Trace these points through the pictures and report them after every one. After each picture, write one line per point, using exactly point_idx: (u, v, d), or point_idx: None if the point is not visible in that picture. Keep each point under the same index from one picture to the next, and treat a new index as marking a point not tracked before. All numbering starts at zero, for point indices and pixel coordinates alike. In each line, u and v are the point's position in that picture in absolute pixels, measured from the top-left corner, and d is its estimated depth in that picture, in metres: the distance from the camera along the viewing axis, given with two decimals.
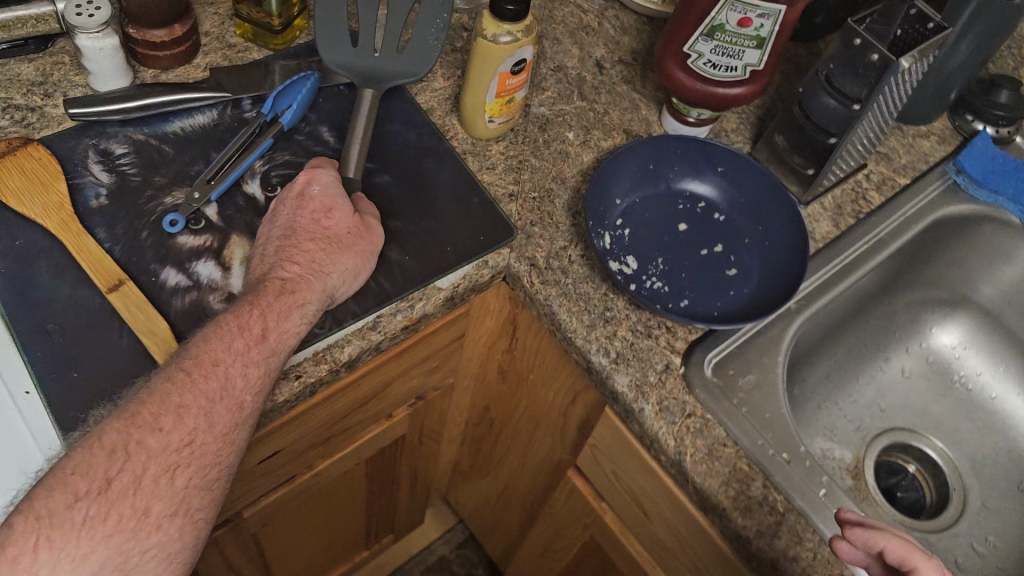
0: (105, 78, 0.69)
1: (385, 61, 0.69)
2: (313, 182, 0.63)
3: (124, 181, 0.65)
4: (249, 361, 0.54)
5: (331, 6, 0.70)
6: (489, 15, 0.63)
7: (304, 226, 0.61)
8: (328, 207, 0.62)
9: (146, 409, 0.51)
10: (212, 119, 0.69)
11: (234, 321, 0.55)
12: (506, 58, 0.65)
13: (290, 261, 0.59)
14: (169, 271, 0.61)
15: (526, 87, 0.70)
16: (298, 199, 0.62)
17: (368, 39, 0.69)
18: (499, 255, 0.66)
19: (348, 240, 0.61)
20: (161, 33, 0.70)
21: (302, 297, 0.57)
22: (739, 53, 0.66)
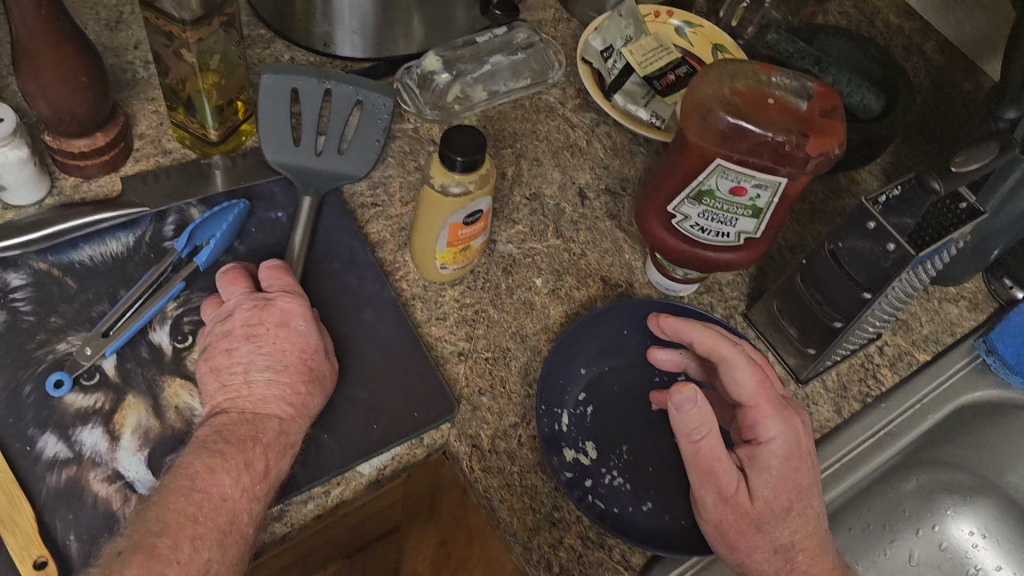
0: (16, 192, 0.61)
1: (326, 161, 0.64)
2: (300, 314, 0.55)
3: (15, 321, 0.56)
4: (253, 495, 0.49)
5: (274, 94, 0.65)
6: (438, 164, 0.54)
7: (293, 363, 0.54)
8: (312, 346, 0.55)
9: (163, 541, 0.45)
10: (126, 246, 0.60)
11: (239, 450, 0.49)
12: (457, 210, 0.56)
13: (275, 402, 0.52)
14: (49, 438, 0.53)
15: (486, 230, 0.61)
16: (284, 330, 0.54)
17: (311, 139, 0.64)
18: (437, 431, 0.58)
19: (325, 384, 0.55)
20: (84, 142, 0.62)
21: (293, 433, 0.52)
22: (732, 220, 0.56)
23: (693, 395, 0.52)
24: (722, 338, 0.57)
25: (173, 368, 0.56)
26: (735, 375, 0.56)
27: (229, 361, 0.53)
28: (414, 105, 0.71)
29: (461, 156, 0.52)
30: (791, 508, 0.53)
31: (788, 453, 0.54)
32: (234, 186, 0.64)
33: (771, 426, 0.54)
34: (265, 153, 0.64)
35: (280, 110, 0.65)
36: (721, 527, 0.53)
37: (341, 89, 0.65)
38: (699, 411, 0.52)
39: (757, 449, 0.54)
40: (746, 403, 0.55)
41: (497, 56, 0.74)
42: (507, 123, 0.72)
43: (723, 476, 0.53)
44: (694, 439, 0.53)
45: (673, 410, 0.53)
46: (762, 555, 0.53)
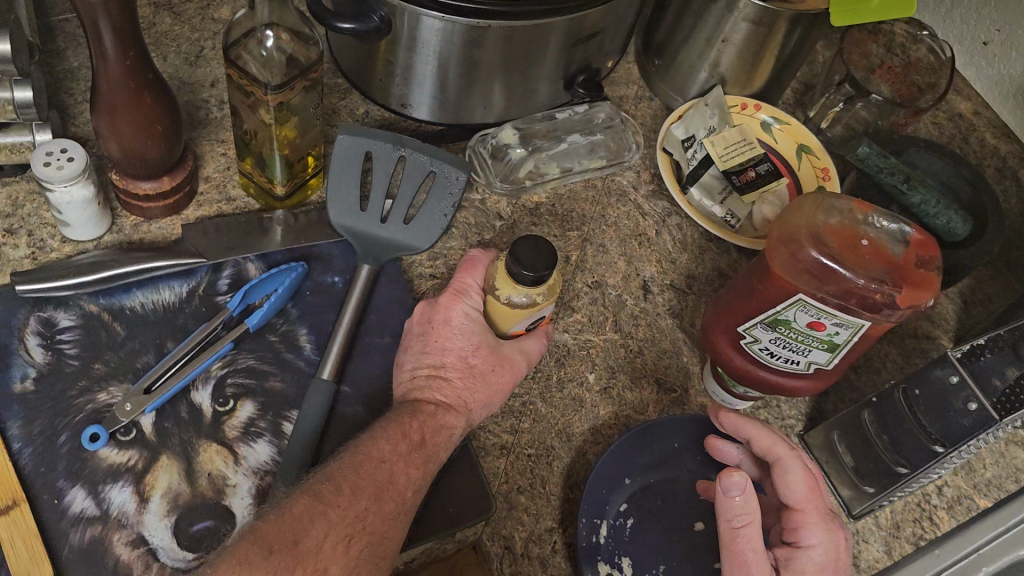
0: (78, 228, 0.60)
1: (388, 230, 0.63)
2: (461, 312, 0.56)
3: (59, 364, 0.55)
4: (411, 463, 0.51)
5: (347, 159, 0.64)
6: (504, 278, 0.53)
7: (450, 360, 0.56)
8: (474, 344, 0.56)
9: (327, 486, 0.48)
10: (179, 296, 0.59)
11: (398, 424, 0.52)
12: (525, 313, 0.55)
13: (434, 392, 0.54)
14: (78, 492, 0.52)
15: (546, 333, 0.60)
16: (445, 328, 0.56)
17: (378, 203, 0.63)
18: (471, 528, 0.56)
19: (488, 378, 0.56)
20: (150, 185, 0.61)
21: (452, 422, 0.54)
22: (805, 349, 0.53)
23: (741, 482, 0.49)
24: (780, 439, 0.54)
25: (210, 431, 0.55)
26: (787, 476, 0.53)
27: (403, 357, 0.57)
28: (485, 176, 0.70)
29: (531, 275, 0.50)
30: None
31: (826, 564, 0.50)
32: (293, 244, 0.62)
33: (814, 533, 0.51)
34: (329, 214, 0.63)
35: (351, 173, 0.64)
36: None
37: (415, 158, 0.64)
38: (747, 502, 0.49)
39: (794, 552, 0.51)
40: (792, 506, 0.52)
41: (574, 136, 0.73)
42: (575, 204, 0.71)
43: (754, 570, 0.49)
44: (734, 524, 0.50)
45: (720, 495, 0.50)
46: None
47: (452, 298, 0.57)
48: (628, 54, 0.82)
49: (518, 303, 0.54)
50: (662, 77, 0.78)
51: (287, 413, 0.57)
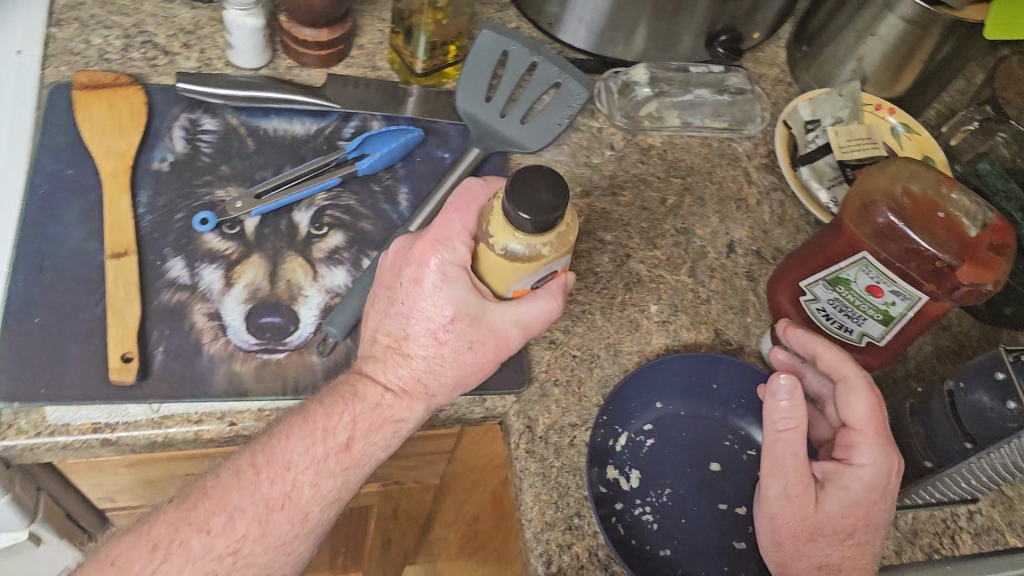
0: (241, 54, 0.68)
1: (505, 125, 0.68)
2: (436, 273, 0.51)
3: (194, 157, 0.63)
4: (323, 470, 0.51)
5: (483, 53, 0.69)
6: (503, 222, 0.47)
7: (417, 330, 0.52)
8: (447, 317, 0.52)
9: (205, 506, 0.50)
10: (307, 131, 0.66)
11: (324, 417, 0.52)
12: (528, 267, 0.49)
13: (386, 372, 0.53)
14: (177, 261, 0.59)
15: (558, 292, 0.54)
16: (415, 290, 0.52)
17: (502, 100, 0.68)
18: (501, 400, 0.60)
19: (461, 358, 0.53)
20: (310, 33, 0.68)
21: (405, 412, 0.53)
22: (860, 318, 0.54)
23: (791, 388, 0.52)
24: (845, 358, 0.54)
25: (301, 246, 0.61)
26: (845, 396, 0.53)
27: (368, 320, 0.55)
28: (609, 106, 0.74)
29: (541, 220, 0.44)
30: (853, 534, 0.51)
31: (873, 484, 0.51)
32: (420, 115, 0.68)
33: (866, 452, 0.52)
34: (457, 98, 0.68)
35: (484, 66, 0.69)
36: (776, 521, 0.52)
37: (545, 66, 0.69)
38: (795, 406, 0.52)
39: (842, 468, 0.52)
40: (849, 425, 0.53)
41: (702, 90, 0.76)
42: (686, 156, 0.74)
43: (791, 473, 0.51)
44: (780, 430, 0.52)
45: (768, 399, 0.52)
46: (802, 565, 0.51)
47: (430, 246, 0.51)
48: (780, 39, 0.84)
49: (518, 259, 0.48)
50: (807, 65, 0.79)
51: (370, 252, 0.62)
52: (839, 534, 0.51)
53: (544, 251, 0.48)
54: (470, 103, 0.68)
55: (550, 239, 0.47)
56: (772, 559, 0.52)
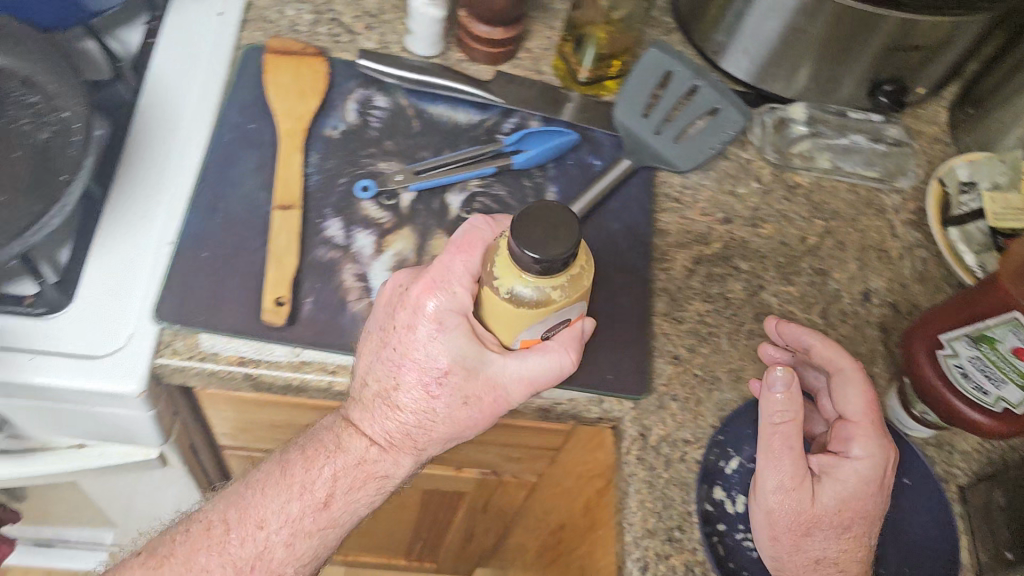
0: (418, 42, 0.72)
1: (659, 143, 0.70)
2: (428, 325, 0.51)
3: (362, 129, 0.67)
4: (298, 531, 0.56)
5: (647, 70, 0.70)
6: (511, 263, 0.47)
7: (410, 373, 0.53)
8: (440, 368, 0.52)
9: (174, 564, 0.56)
10: (469, 120, 0.69)
11: (301, 471, 0.56)
12: (534, 315, 0.48)
13: (370, 423, 0.55)
14: (335, 222, 0.62)
15: (576, 343, 0.52)
16: (408, 336, 0.52)
17: (659, 118, 0.69)
18: (618, 404, 0.61)
19: (456, 412, 0.53)
20: (485, 29, 0.71)
21: (391, 468, 0.56)
22: (999, 381, 0.53)
23: (787, 379, 0.53)
24: (839, 351, 0.57)
25: (450, 227, 0.64)
26: (842, 391, 0.56)
27: (361, 359, 0.55)
28: (761, 139, 0.75)
29: (546, 262, 0.44)
30: (850, 527, 0.52)
31: (869, 476, 0.52)
32: (577, 121, 0.70)
33: (861, 445, 0.53)
34: (616, 110, 0.70)
35: (646, 83, 0.70)
36: (773, 514, 0.52)
37: (705, 91, 0.70)
38: (790, 398, 0.53)
39: (840, 461, 0.53)
40: (847, 419, 0.55)
41: (858, 136, 0.76)
42: (832, 200, 0.73)
43: (786, 462, 0.52)
44: (774, 421, 0.53)
45: (764, 392, 0.54)
46: (800, 558, 0.52)
47: (428, 287, 0.52)
48: (942, 99, 0.82)
49: (526, 303, 0.47)
50: (970, 128, 0.77)
51: None
52: (837, 528, 0.52)
53: (553, 294, 0.47)
54: (628, 117, 0.69)
55: (561, 282, 0.47)
56: (768, 552, 0.53)
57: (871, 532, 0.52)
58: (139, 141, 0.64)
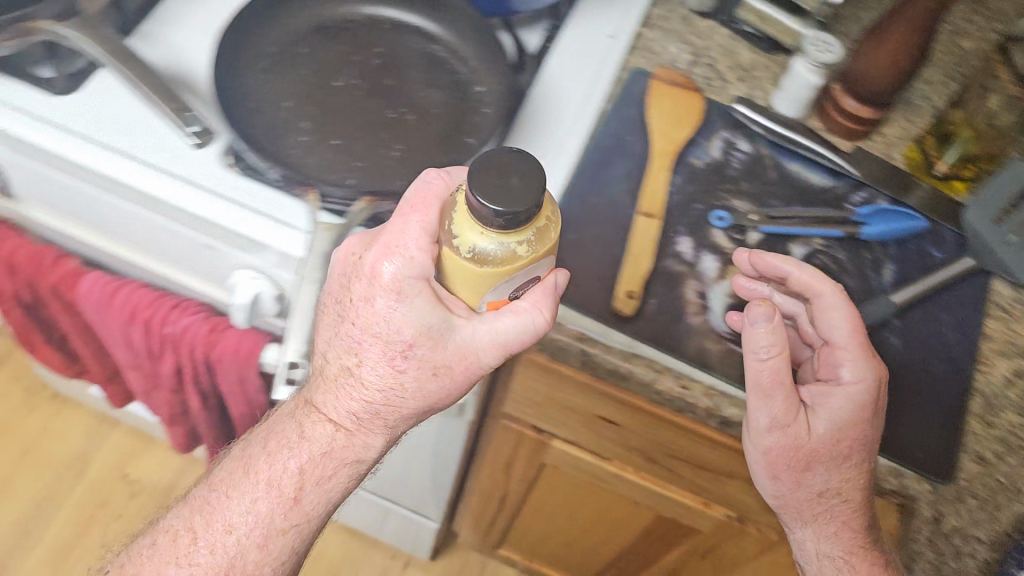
0: (784, 101, 0.76)
1: (1005, 251, 0.69)
2: (377, 303, 0.56)
3: (724, 165, 0.72)
4: (260, 543, 0.61)
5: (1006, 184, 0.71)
6: (472, 220, 0.49)
7: (357, 354, 0.58)
8: (403, 336, 0.55)
9: None
10: (822, 183, 0.73)
11: (233, 491, 0.63)
12: (501, 274, 0.51)
13: (325, 416, 0.61)
14: (687, 241, 0.68)
15: (544, 304, 0.55)
16: (370, 309, 0.56)
17: (1010, 226, 0.69)
18: (915, 482, 0.61)
19: (427, 383, 0.57)
20: (852, 104, 0.74)
21: (347, 453, 0.62)
22: None
23: (766, 314, 0.57)
24: (819, 276, 0.61)
25: None
26: (828, 317, 0.61)
27: (320, 345, 0.61)
28: None
29: (507, 215, 0.47)
30: (851, 455, 0.59)
31: (861, 398, 0.58)
32: (923, 208, 0.72)
33: (849, 368, 0.59)
34: (964, 212, 0.72)
35: (1000, 194, 0.71)
36: (772, 451, 0.60)
37: None
38: (774, 331, 0.57)
39: (832, 389, 0.60)
40: (834, 343, 0.60)
41: None
42: None
43: (778, 400, 0.58)
44: (761, 357, 0.57)
45: (747, 327, 0.58)
46: (802, 488, 0.62)
47: (384, 253, 0.54)
48: None
49: (489, 260, 0.50)
50: None
51: None
52: (835, 461, 0.60)
53: (517, 249, 0.50)
54: (978, 221, 0.71)
55: (527, 236, 0.50)
56: (772, 493, 0.63)
57: (871, 459, 0.60)
58: (534, 108, 0.71)
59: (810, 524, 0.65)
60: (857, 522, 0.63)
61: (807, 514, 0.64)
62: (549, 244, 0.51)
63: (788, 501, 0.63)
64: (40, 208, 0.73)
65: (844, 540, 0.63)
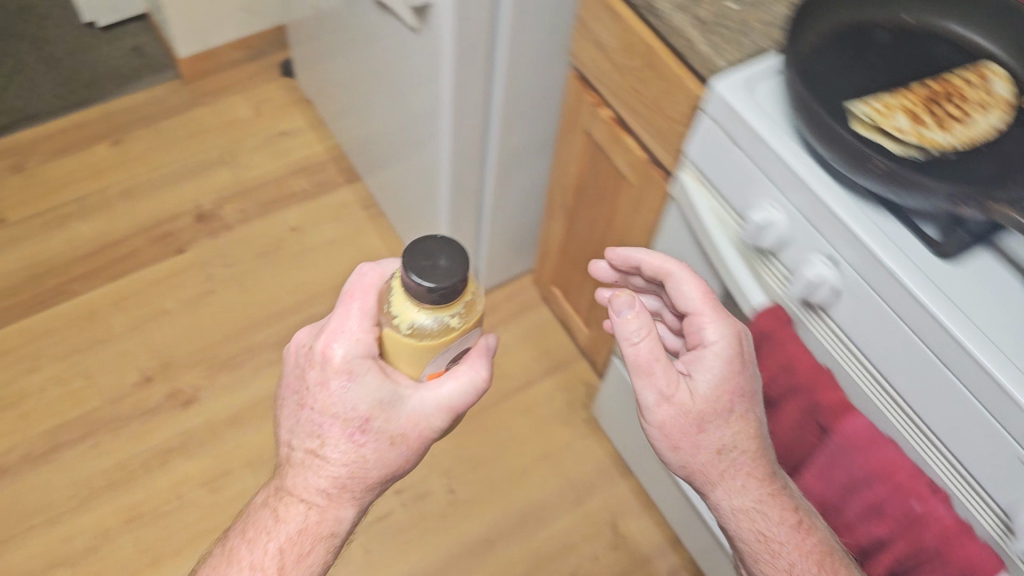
0: None
1: None
2: (332, 385, 0.64)
3: None
4: None
5: None
6: (403, 293, 0.59)
7: (314, 415, 0.67)
8: (353, 408, 0.64)
9: None
10: None
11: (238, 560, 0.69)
12: (440, 342, 0.61)
13: (294, 500, 0.69)
14: None
15: (491, 371, 0.66)
16: (319, 402, 0.66)
17: None
18: None
19: (372, 455, 0.66)
20: None
21: (318, 531, 0.68)
22: None
23: (630, 304, 0.68)
24: (668, 258, 0.75)
25: None
26: (682, 290, 0.74)
27: (293, 426, 0.69)
28: None
29: (439, 289, 0.56)
30: (732, 410, 0.70)
31: (723, 351, 0.70)
32: None
33: (712, 330, 0.71)
34: None
35: None
36: (665, 424, 0.70)
37: None
38: (638, 317, 0.68)
39: (701, 351, 0.71)
40: (690, 310, 0.73)
41: None
42: None
43: (660, 378, 0.68)
44: (634, 343, 0.68)
45: (618, 322, 0.68)
46: (702, 450, 0.71)
47: (332, 341, 0.64)
48: None
49: (428, 332, 0.60)
50: None
51: None
52: (721, 416, 0.70)
53: (452, 322, 0.60)
54: None
55: (457, 309, 0.59)
56: (677, 455, 0.72)
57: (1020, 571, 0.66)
58: None
59: (722, 483, 0.72)
60: (760, 468, 0.71)
61: (717, 477, 0.72)
62: (477, 314, 0.61)
63: (696, 465, 0.72)
64: (834, 344, 0.78)
65: (753, 489, 0.71)
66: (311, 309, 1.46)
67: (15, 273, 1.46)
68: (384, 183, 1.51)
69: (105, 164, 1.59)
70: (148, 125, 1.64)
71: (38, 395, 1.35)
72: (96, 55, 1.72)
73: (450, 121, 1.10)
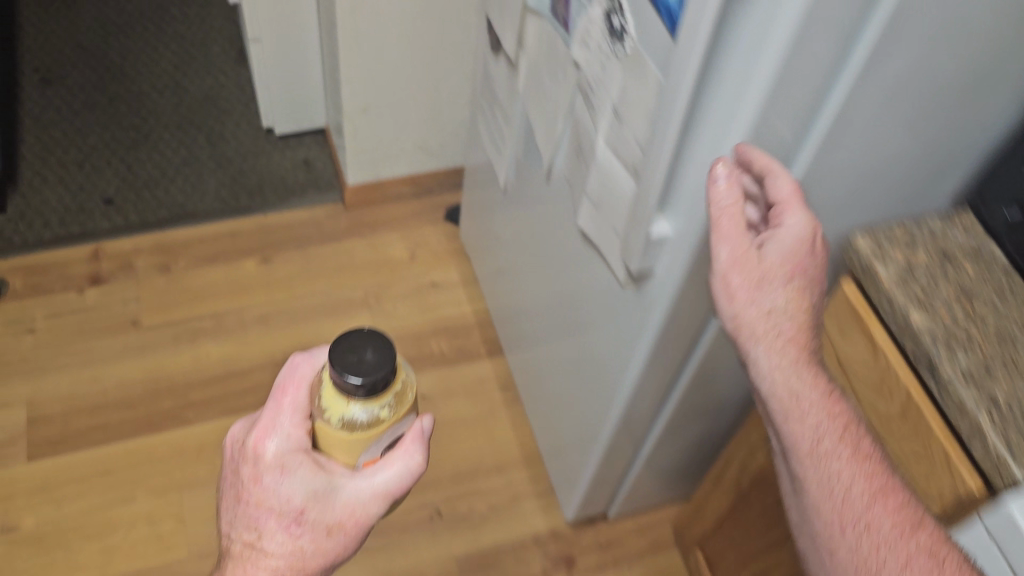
0: None
1: None
2: (262, 475, 0.61)
3: None
4: None
5: None
6: (332, 387, 0.59)
7: (244, 505, 0.62)
8: (286, 496, 0.60)
9: None
10: None
11: None
12: (371, 433, 0.60)
13: None
14: None
15: (428, 461, 0.63)
16: (250, 489, 0.62)
17: None
18: None
19: (310, 544, 0.61)
20: None
21: None
22: None
23: (721, 173, 0.67)
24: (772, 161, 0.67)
25: None
26: (772, 181, 0.68)
27: (229, 524, 0.64)
28: None
29: (364, 382, 0.56)
30: (793, 279, 0.69)
31: (799, 234, 0.68)
32: None
33: (791, 216, 0.68)
34: None
35: None
36: (726, 274, 0.69)
37: None
38: (729, 187, 0.67)
39: (778, 232, 0.69)
40: (778, 199, 0.69)
41: None
42: None
43: (733, 236, 0.68)
44: (723, 204, 0.68)
45: (712, 188, 0.68)
46: (758, 309, 0.69)
47: (265, 432, 0.62)
48: None
49: (360, 425, 0.59)
50: None
51: None
52: (782, 279, 0.69)
53: (383, 413, 0.59)
54: None
55: (387, 399, 0.59)
56: (732, 310, 0.70)
57: None
58: None
59: (764, 342, 0.69)
60: (806, 335, 0.69)
61: (761, 339, 0.69)
62: (410, 403, 0.61)
63: (745, 321, 0.70)
64: None
65: (793, 356, 0.68)
66: (424, 496, 1.33)
67: (137, 385, 1.39)
68: (530, 375, 1.38)
69: (251, 282, 1.52)
70: (300, 247, 1.58)
71: (126, 531, 1.26)
72: (266, 162, 1.68)
73: (633, 385, 0.97)
